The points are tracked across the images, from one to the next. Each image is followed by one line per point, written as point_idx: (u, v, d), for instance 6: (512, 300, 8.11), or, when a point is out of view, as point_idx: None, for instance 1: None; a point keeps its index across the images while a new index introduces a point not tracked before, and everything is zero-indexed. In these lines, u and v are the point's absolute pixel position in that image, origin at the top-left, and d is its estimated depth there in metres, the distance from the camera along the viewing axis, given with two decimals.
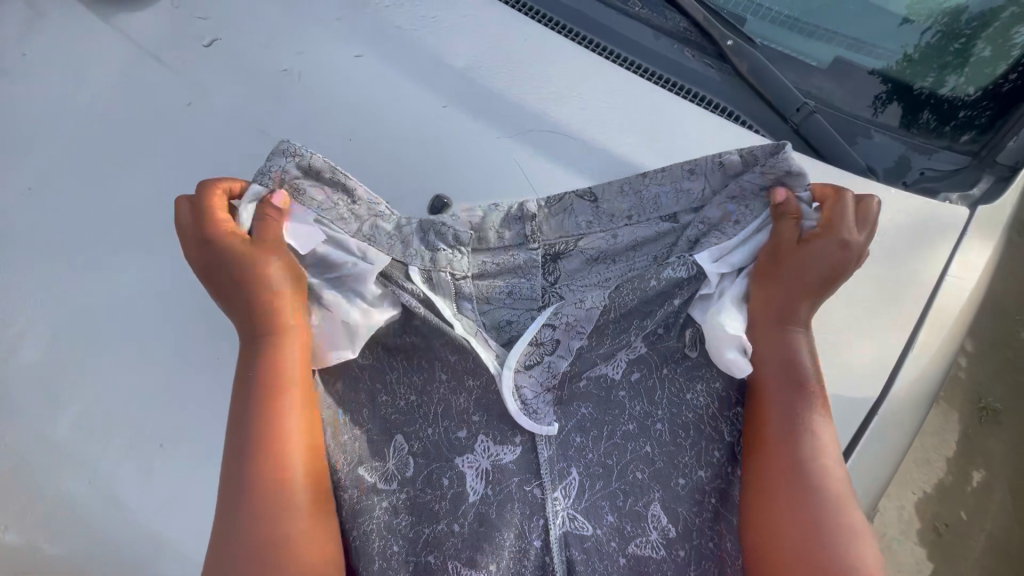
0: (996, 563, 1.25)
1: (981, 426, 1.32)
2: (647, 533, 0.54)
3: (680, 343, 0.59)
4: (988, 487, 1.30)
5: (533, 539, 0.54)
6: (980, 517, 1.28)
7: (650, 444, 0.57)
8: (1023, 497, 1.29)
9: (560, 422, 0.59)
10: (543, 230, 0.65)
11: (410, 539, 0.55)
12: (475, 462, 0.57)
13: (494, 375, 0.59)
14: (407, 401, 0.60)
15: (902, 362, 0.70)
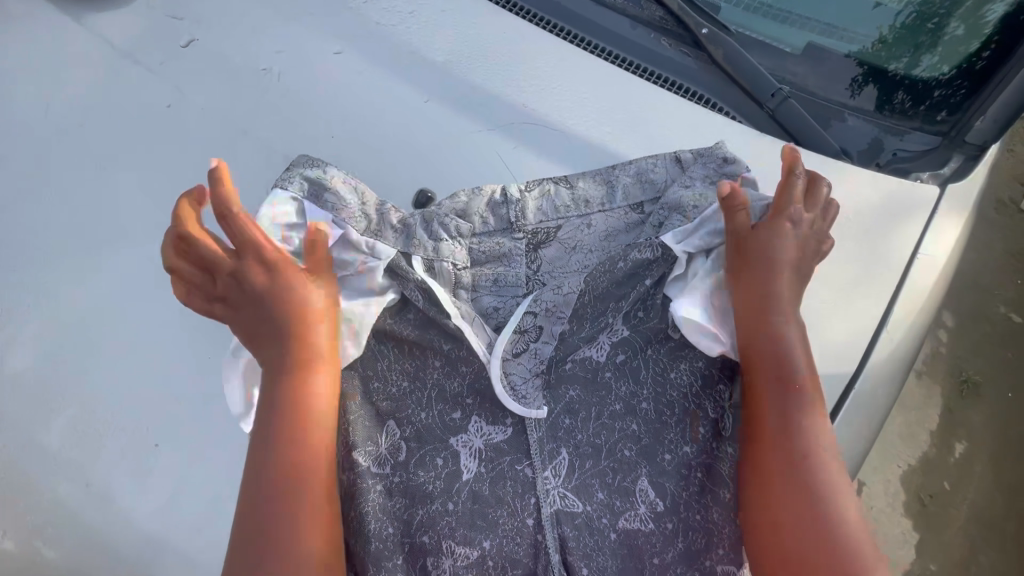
0: (978, 526, 1.64)
1: (963, 396, 1.80)
2: (635, 507, 0.68)
3: (663, 324, 0.73)
4: (969, 457, 1.72)
5: (526, 517, 0.68)
6: (963, 488, 1.68)
7: (637, 423, 0.71)
8: (998, 461, 1.72)
9: (548, 405, 0.73)
10: (528, 220, 0.81)
11: (405, 519, 0.68)
12: (468, 442, 0.71)
13: (483, 362, 0.72)
14: (399, 386, 0.72)
15: (879, 339, 0.88)
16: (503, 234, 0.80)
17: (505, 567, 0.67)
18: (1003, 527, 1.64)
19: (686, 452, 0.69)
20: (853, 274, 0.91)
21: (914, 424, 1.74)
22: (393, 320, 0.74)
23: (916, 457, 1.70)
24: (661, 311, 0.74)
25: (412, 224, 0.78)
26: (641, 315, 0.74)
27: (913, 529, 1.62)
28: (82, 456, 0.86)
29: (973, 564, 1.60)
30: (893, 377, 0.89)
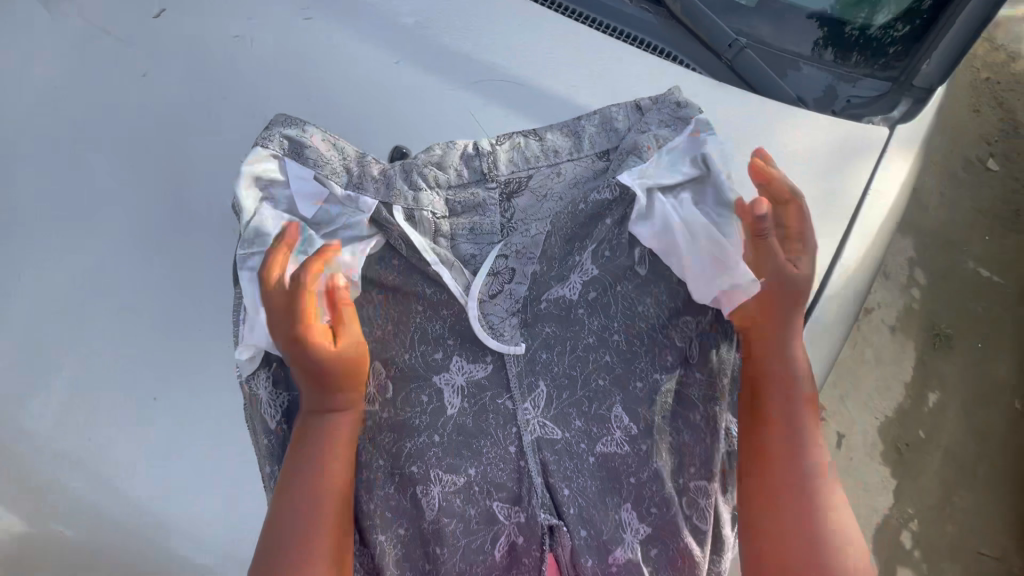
0: (951, 471, 1.72)
1: (935, 349, 1.88)
2: (611, 433, 0.75)
3: (632, 262, 0.77)
4: (942, 406, 1.80)
5: (510, 445, 0.74)
6: (936, 435, 1.76)
7: (609, 354, 0.76)
8: (968, 409, 1.81)
9: (526, 343, 0.77)
10: (500, 169, 0.81)
11: (393, 451, 0.75)
12: (450, 379, 0.76)
13: (461, 302, 0.76)
14: (382, 329, 0.78)
15: (838, 268, 0.93)
16: (478, 185, 0.81)
17: (490, 491, 0.73)
18: (972, 470, 1.73)
19: (656, 378, 0.76)
20: (817, 199, 0.95)
21: (890, 377, 1.82)
22: (379, 266, 0.79)
23: (892, 407, 1.78)
24: (628, 247, 0.77)
25: (393, 175, 0.79)
26: (607, 253, 0.77)
27: (890, 476, 1.69)
28: (112, 422, 0.96)
29: (949, 506, 1.68)
30: (849, 302, 0.95)
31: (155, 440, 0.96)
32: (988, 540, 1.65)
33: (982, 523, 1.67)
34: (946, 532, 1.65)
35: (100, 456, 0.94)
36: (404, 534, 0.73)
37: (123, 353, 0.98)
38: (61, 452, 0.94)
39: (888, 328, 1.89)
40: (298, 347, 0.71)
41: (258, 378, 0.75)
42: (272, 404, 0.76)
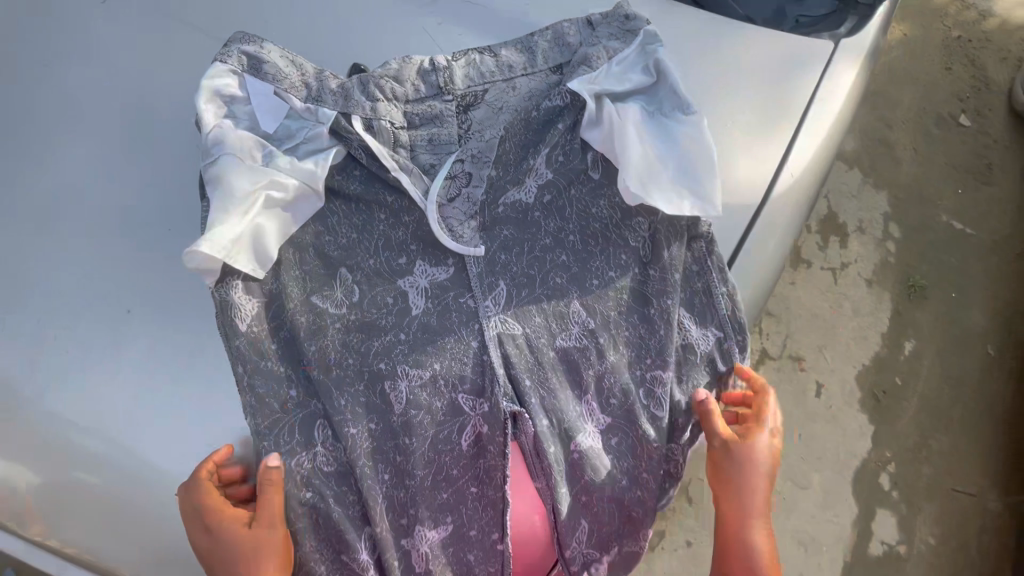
0: (926, 415, 1.77)
1: (912, 300, 1.93)
2: (569, 328, 0.91)
3: (586, 165, 0.94)
4: (917, 354, 1.85)
5: (472, 340, 0.89)
6: (912, 382, 1.82)
7: (566, 254, 0.92)
8: (942, 355, 1.86)
9: (485, 245, 0.92)
10: (456, 84, 0.93)
11: (362, 350, 0.89)
12: (414, 282, 0.91)
13: (420, 203, 0.90)
14: (347, 237, 0.91)
15: (779, 170, 1.00)
16: (434, 98, 0.93)
17: (454, 383, 0.89)
18: (949, 414, 1.78)
19: (610, 276, 0.93)
20: (757, 112, 1.03)
21: (866, 328, 1.87)
22: (340, 176, 0.92)
23: (868, 356, 1.83)
24: (580, 152, 0.94)
25: (351, 89, 0.91)
26: (559, 158, 0.93)
27: (868, 422, 1.74)
28: (112, 352, 1.06)
29: (925, 448, 1.73)
30: (794, 203, 1.03)
31: (145, 357, 1.05)
32: (965, 479, 1.70)
33: (959, 464, 1.72)
34: (924, 473, 1.70)
35: (99, 376, 1.05)
36: (374, 427, 0.89)
37: (118, 283, 1.09)
38: (74, 389, 1.05)
39: (865, 282, 1.93)
40: (213, 535, 0.88)
41: (229, 285, 0.87)
42: (252, 319, 0.88)
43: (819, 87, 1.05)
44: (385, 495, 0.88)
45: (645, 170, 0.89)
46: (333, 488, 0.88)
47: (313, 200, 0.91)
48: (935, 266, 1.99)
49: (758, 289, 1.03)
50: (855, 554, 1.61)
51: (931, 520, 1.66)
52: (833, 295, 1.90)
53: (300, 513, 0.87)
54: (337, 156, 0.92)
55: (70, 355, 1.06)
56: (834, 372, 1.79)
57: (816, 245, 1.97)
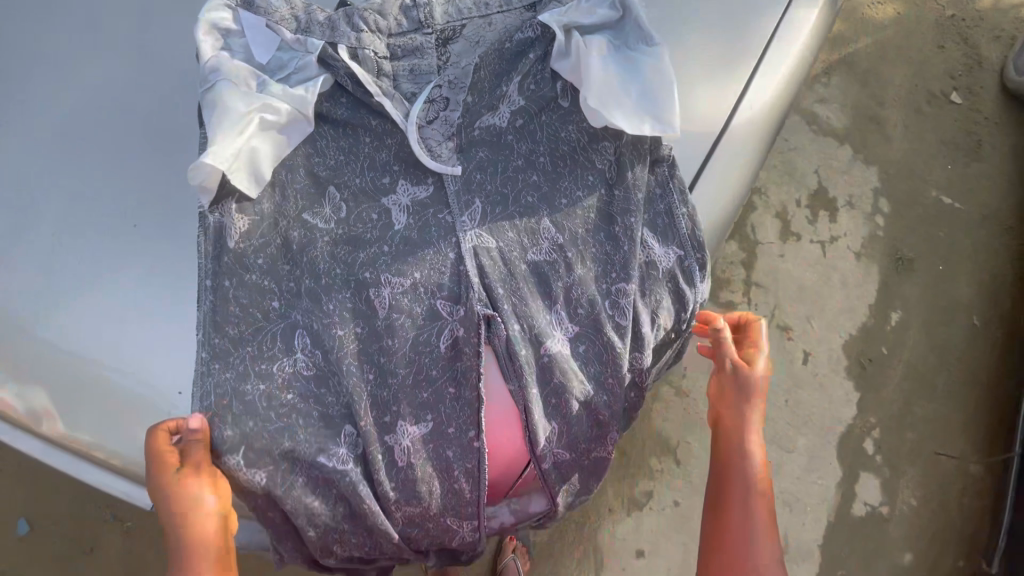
0: (911, 382, 1.82)
1: (901, 271, 1.96)
2: (539, 243, 0.91)
3: (557, 93, 0.94)
4: (903, 323, 1.89)
5: (450, 253, 0.89)
6: (898, 351, 1.85)
7: (536, 174, 0.92)
8: (929, 324, 1.90)
9: (462, 165, 0.92)
10: (436, 19, 0.95)
11: (347, 262, 0.88)
12: (397, 200, 0.91)
13: (399, 125, 0.91)
14: (336, 159, 0.92)
15: (737, 110, 1.08)
16: (415, 31, 0.95)
17: (433, 291, 0.88)
18: (932, 381, 1.83)
19: (578, 196, 0.93)
20: (724, 54, 1.09)
21: (855, 300, 1.90)
22: (328, 102, 0.93)
23: (855, 326, 1.87)
24: (550, 81, 0.94)
25: (336, 19, 0.93)
26: (531, 87, 0.93)
27: (854, 389, 1.79)
28: (97, 278, 1.06)
29: (910, 414, 1.78)
30: (752, 143, 1.11)
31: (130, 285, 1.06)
32: (946, 443, 1.75)
33: (940, 429, 1.77)
34: (907, 438, 1.75)
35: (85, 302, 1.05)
36: (360, 331, 0.87)
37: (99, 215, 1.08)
38: (59, 314, 1.05)
39: (853, 254, 1.97)
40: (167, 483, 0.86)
41: (224, 207, 0.87)
42: (241, 237, 0.87)
43: (779, 29, 1.13)
44: (369, 397, 0.86)
45: (604, 89, 0.91)
46: (310, 393, 0.86)
47: (303, 125, 0.90)
48: (923, 240, 2.02)
49: (719, 220, 1.10)
50: (840, 514, 1.65)
51: (913, 482, 1.71)
52: (821, 266, 1.94)
53: (262, 425, 0.83)
54: (325, 85, 0.92)
55: (58, 287, 1.06)
56: (822, 343, 1.83)
57: (806, 218, 2.00)
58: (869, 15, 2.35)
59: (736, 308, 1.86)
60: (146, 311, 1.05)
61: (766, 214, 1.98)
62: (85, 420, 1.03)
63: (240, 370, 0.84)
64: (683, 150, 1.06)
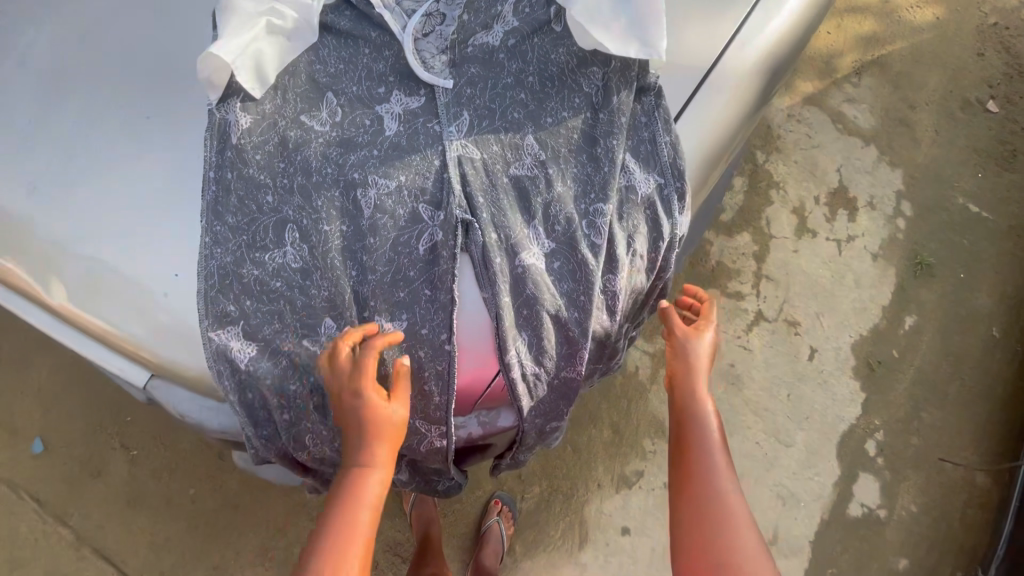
0: (920, 388, 1.77)
1: (919, 276, 1.91)
2: (522, 159, 0.80)
3: (549, 18, 0.83)
4: (917, 329, 1.85)
5: (435, 160, 0.79)
6: (909, 356, 1.81)
7: (524, 92, 0.81)
8: (943, 332, 1.85)
9: (453, 81, 0.82)
10: None
11: (338, 162, 0.79)
12: (390, 108, 0.81)
13: (396, 34, 0.82)
14: (335, 68, 0.82)
15: (736, 39, 0.89)
16: None
17: (416, 195, 0.78)
18: (943, 389, 1.78)
19: (563, 116, 0.82)
20: None
21: (867, 300, 1.87)
22: (332, 14, 0.84)
23: (867, 327, 1.83)
24: (544, 5, 0.83)
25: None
26: (526, 8, 0.83)
27: (860, 389, 1.75)
28: (71, 139, 0.87)
29: (916, 420, 1.73)
30: (756, 84, 0.92)
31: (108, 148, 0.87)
32: (951, 451, 1.71)
33: (947, 437, 1.72)
34: (912, 443, 1.71)
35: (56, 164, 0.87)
36: (345, 231, 0.78)
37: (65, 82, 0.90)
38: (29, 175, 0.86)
39: (870, 255, 1.93)
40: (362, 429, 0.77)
41: (230, 105, 0.80)
42: (243, 132, 0.79)
43: None
44: (352, 293, 0.77)
45: (593, 4, 0.80)
46: (294, 285, 0.77)
47: (303, 36, 0.81)
48: (944, 247, 1.97)
49: (709, 173, 0.91)
50: (834, 513, 1.62)
51: (914, 488, 1.66)
52: (835, 264, 1.90)
53: (255, 306, 0.77)
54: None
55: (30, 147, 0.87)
56: (830, 339, 1.80)
57: (823, 215, 1.97)
58: (906, 16, 2.30)
59: (744, 299, 1.82)
60: (128, 178, 0.86)
61: (782, 208, 1.96)
62: (68, 287, 0.84)
63: (236, 254, 0.78)
64: (673, 81, 0.88)
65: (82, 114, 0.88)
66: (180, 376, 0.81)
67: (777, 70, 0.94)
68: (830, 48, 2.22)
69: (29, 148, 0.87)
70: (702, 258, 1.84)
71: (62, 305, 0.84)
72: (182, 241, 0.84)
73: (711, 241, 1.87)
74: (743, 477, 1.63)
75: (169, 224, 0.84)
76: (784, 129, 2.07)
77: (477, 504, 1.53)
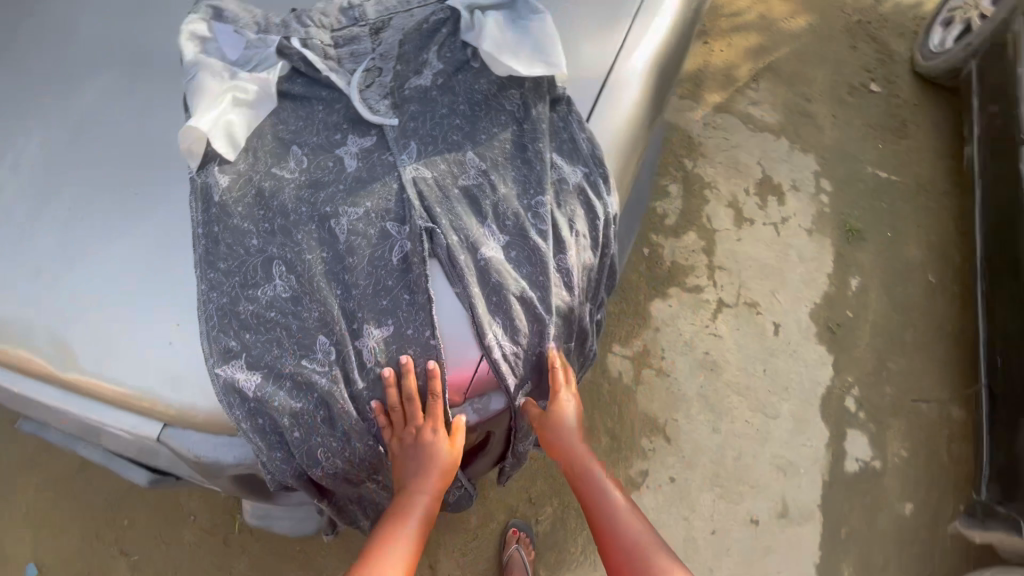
0: (880, 340, 1.90)
1: (852, 241, 2.10)
2: (467, 171, 0.91)
3: (468, 57, 0.98)
4: (863, 288, 2.00)
5: (393, 184, 0.88)
6: (862, 313, 1.95)
7: (459, 117, 0.94)
8: (886, 286, 2.01)
9: (398, 118, 0.93)
10: (369, 14, 1.03)
11: (310, 200, 0.88)
12: (348, 149, 0.91)
13: (343, 89, 0.94)
14: (295, 124, 0.94)
15: (625, 49, 1.04)
16: (352, 24, 1.01)
17: (382, 215, 0.87)
18: (900, 336, 1.92)
19: (494, 132, 0.94)
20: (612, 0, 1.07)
21: (813, 270, 2.02)
22: (287, 83, 0.96)
23: (819, 294, 1.98)
24: (461, 47, 0.98)
25: (289, 20, 1.00)
26: (447, 53, 0.98)
27: (827, 352, 1.87)
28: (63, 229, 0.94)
29: (884, 370, 1.85)
30: (650, 83, 1.06)
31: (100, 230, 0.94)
32: (922, 394, 1.82)
33: (916, 381, 1.84)
34: (887, 393, 1.81)
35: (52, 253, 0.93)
36: (326, 257, 0.86)
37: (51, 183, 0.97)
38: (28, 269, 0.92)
39: (805, 231, 2.11)
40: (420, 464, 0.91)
41: (209, 169, 0.90)
42: (224, 190, 0.89)
43: None
44: (340, 309, 0.84)
45: (500, 40, 0.95)
46: (287, 312, 0.84)
47: (266, 103, 0.94)
48: (867, 212, 2.17)
49: (627, 163, 1.03)
50: (835, 474, 1.68)
51: (899, 434, 1.75)
52: (777, 245, 2.07)
53: (254, 338, 0.83)
54: (283, 70, 0.97)
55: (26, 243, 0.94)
56: (788, 311, 1.93)
57: (756, 204, 2.16)
58: (784, 26, 2.63)
59: (704, 291, 1.95)
60: (122, 252, 0.92)
61: (718, 204, 2.14)
62: (73, 361, 0.87)
63: (231, 294, 0.85)
64: (580, 90, 1.01)
65: (70, 208, 0.96)
66: (190, 419, 0.84)
67: (664, 69, 1.09)
68: (727, 62, 2.51)
69: (22, 247, 0.93)
70: (658, 261, 1.98)
71: (73, 377, 0.87)
72: (176, 296, 0.88)
73: (662, 244, 2.02)
74: (743, 457, 1.68)
75: (164, 284, 0.89)
76: (704, 136, 2.30)
77: (496, 536, 1.53)
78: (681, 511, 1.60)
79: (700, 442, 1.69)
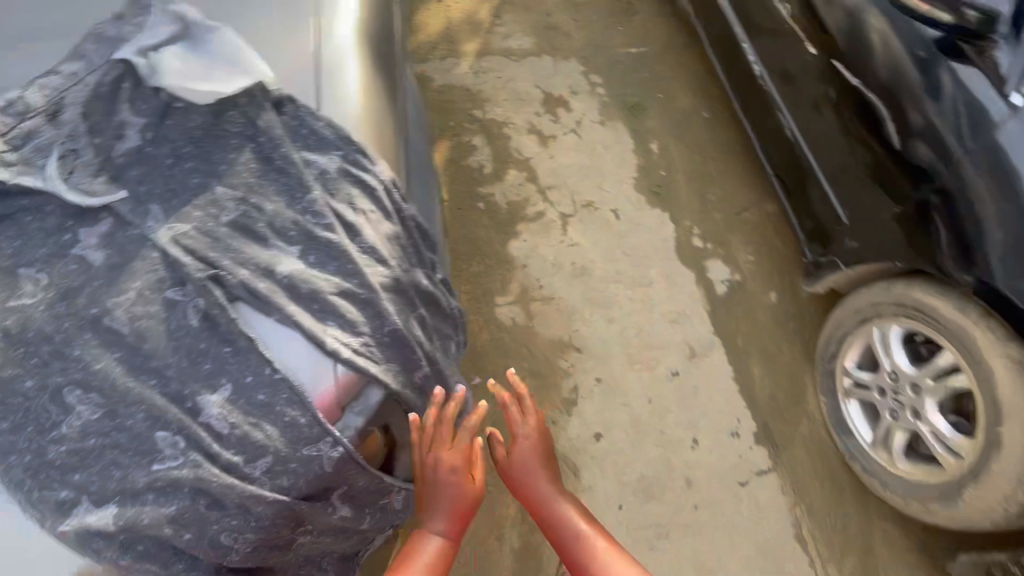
0: (693, 180, 2.20)
1: (637, 113, 2.38)
2: (224, 207, 0.83)
3: (164, 97, 0.88)
4: (662, 146, 2.29)
5: (153, 253, 0.79)
6: (671, 166, 2.24)
7: (189, 160, 0.86)
8: (679, 136, 2.32)
9: (124, 189, 0.83)
10: (33, 98, 0.87)
11: (68, 314, 0.77)
12: (85, 244, 0.80)
13: (43, 187, 0.81)
14: (10, 246, 0.81)
15: (321, 24, 1.00)
16: (21, 120, 0.86)
17: (157, 286, 0.78)
18: (706, 170, 2.22)
19: (232, 157, 0.86)
20: None
21: (619, 152, 2.27)
22: None
23: (632, 169, 2.23)
24: (153, 94, 0.88)
25: None
26: (141, 103, 0.88)
27: (660, 211, 2.13)
28: None
29: (707, 202, 2.15)
30: (366, 44, 1.03)
31: None
32: (745, 207, 2.12)
33: (734, 198, 2.15)
34: (718, 218, 2.10)
35: None
36: (118, 357, 0.77)
37: None
38: None
39: (598, 124, 2.35)
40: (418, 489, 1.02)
41: None
42: None
43: None
44: (164, 398, 0.75)
45: (178, 73, 0.87)
46: (107, 431, 0.74)
47: None
48: (638, 85, 2.46)
49: (388, 129, 1.00)
50: (712, 300, 1.93)
51: (742, 245, 2.05)
52: (584, 145, 2.29)
53: (86, 474, 0.73)
54: None
55: None
56: (617, 194, 2.16)
57: (550, 120, 2.35)
58: None
59: (546, 212, 2.11)
60: None
61: (520, 136, 2.31)
62: None
63: (33, 448, 0.73)
64: (300, 83, 0.95)
65: None
66: None
67: (373, 28, 1.07)
68: (467, 11, 2.66)
69: None
70: (496, 208, 2.10)
71: None
72: None
73: (492, 192, 2.14)
74: (642, 327, 1.86)
75: None
76: (481, 86, 2.44)
77: (482, 517, 1.56)
78: (616, 398, 1.74)
79: (604, 335, 1.84)
